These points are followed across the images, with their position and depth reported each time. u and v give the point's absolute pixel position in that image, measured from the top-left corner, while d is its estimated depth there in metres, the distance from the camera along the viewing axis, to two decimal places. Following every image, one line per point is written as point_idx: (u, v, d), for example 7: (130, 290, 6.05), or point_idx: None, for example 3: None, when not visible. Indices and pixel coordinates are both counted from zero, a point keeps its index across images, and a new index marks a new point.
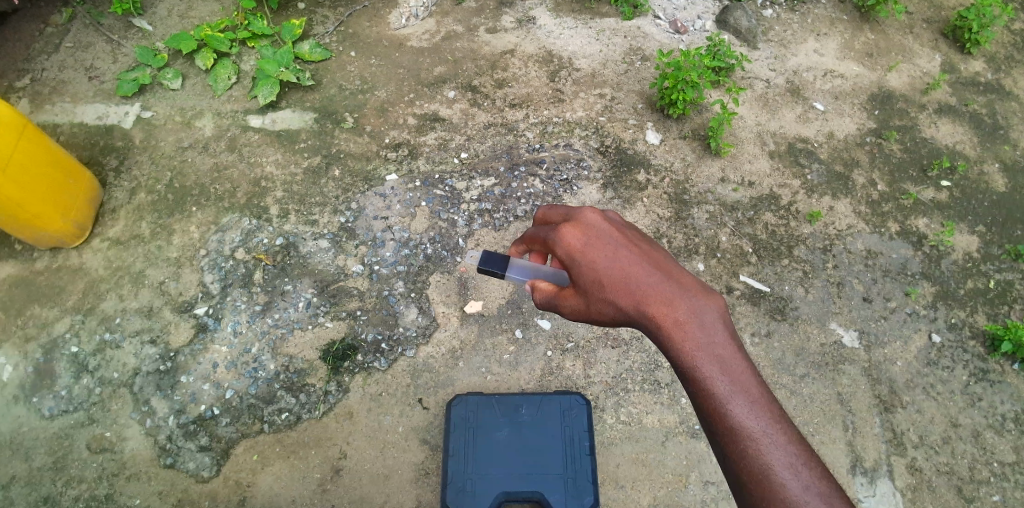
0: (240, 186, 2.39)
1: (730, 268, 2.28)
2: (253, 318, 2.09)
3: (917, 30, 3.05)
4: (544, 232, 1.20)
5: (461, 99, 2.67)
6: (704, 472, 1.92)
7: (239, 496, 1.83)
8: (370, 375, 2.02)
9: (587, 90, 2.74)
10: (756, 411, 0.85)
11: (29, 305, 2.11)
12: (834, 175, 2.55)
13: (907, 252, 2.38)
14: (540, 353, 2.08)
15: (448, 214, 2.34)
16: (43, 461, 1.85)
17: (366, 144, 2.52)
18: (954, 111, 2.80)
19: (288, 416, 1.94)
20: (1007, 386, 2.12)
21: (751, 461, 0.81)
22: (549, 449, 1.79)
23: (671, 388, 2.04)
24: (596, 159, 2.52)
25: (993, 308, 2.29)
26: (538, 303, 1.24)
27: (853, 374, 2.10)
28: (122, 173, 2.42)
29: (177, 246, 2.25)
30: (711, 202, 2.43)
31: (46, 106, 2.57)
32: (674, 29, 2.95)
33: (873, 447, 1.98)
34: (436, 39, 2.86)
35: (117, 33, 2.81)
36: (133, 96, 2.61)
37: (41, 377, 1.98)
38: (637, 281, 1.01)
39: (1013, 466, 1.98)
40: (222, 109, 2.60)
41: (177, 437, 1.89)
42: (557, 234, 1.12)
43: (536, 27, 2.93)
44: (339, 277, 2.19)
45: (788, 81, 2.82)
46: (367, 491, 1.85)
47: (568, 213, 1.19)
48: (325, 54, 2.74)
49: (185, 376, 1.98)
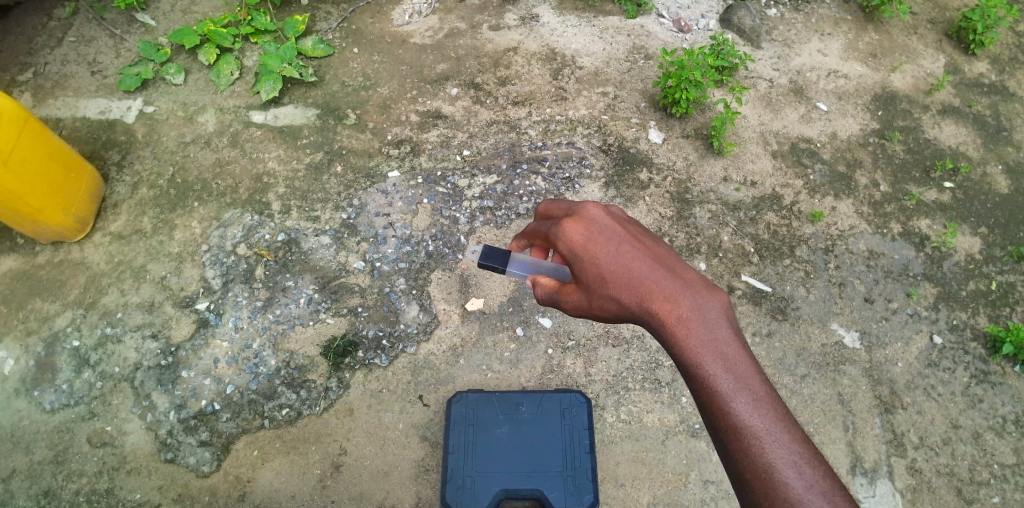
0: (242, 182, 2.39)
1: (732, 268, 2.27)
2: (254, 314, 2.09)
3: (922, 30, 3.04)
4: (545, 227, 1.20)
5: (463, 97, 2.67)
6: (704, 472, 1.92)
7: (240, 491, 1.84)
8: (371, 372, 2.02)
9: (590, 88, 2.73)
10: (760, 409, 0.84)
11: (30, 299, 2.11)
12: (836, 175, 2.55)
13: (908, 252, 2.38)
14: (540, 351, 2.08)
15: (450, 211, 2.34)
16: (43, 455, 1.86)
17: (369, 141, 2.52)
18: (957, 112, 2.79)
19: (288, 412, 1.94)
20: (1008, 387, 2.12)
21: (754, 459, 0.81)
22: (549, 447, 1.79)
23: (671, 387, 2.04)
24: (598, 158, 2.52)
25: (995, 309, 2.28)
26: (539, 298, 1.24)
27: (854, 374, 2.10)
28: (125, 167, 2.43)
29: (179, 241, 2.25)
30: (713, 201, 2.43)
31: (49, 101, 2.57)
32: (677, 28, 2.94)
33: (873, 447, 1.98)
34: (439, 36, 2.86)
35: (120, 27, 2.80)
36: (135, 91, 2.61)
37: (42, 371, 1.98)
38: (639, 277, 1.01)
39: (1013, 467, 1.98)
40: (225, 104, 2.60)
41: (178, 432, 1.89)
42: (559, 230, 1.12)
43: (539, 25, 2.92)
44: (340, 274, 2.19)
45: (792, 81, 2.82)
46: (368, 488, 1.86)
47: (570, 207, 1.18)
48: (327, 50, 2.74)
49: (185, 372, 1.98)
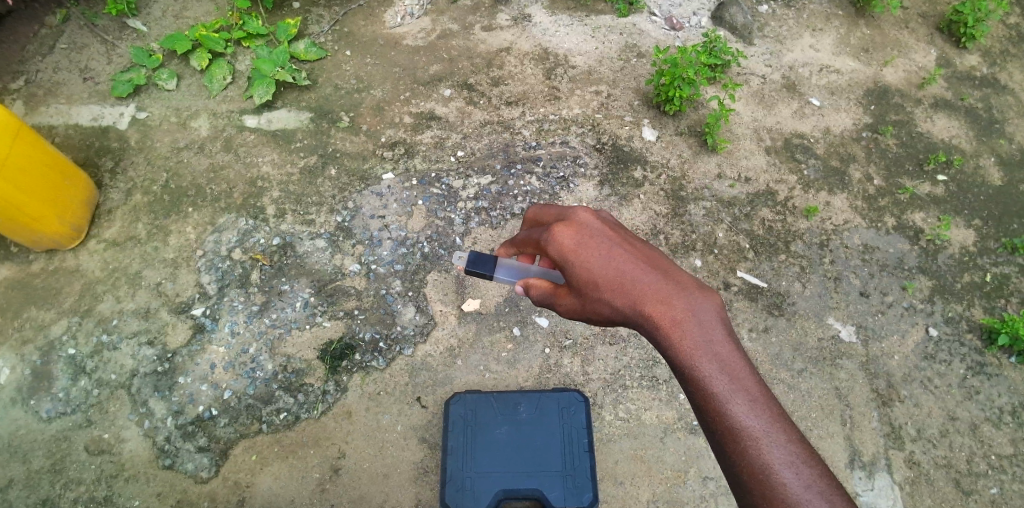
0: (237, 187, 2.39)
1: (728, 264, 2.28)
2: (251, 318, 2.09)
3: (913, 25, 3.05)
4: (536, 233, 1.19)
5: (457, 97, 2.67)
6: (703, 468, 1.93)
7: (239, 496, 1.83)
8: (368, 374, 2.02)
9: (584, 87, 2.73)
10: (756, 409, 0.84)
11: (26, 307, 2.11)
12: (830, 170, 2.56)
13: (903, 246, 2.39)
14: (538, 351, 2.08)
15: (445, 212, 2.34)
16: (41, 464, 1.85)
17: (363, 143, 2.52)
18: (950, 105, 2.80)
19: (286, 416, 1.94)
20: (1003, 379, 2.13)
21: (751, 461, 0.80)
22: (548, 446, 1.79)
23: (669, 385, 2.04)
24: (593, 156, 2.52)
25: (990, 301, 2.29)
26: (533, 302, 1.23)
27: (851, 368, 2.11)
28: (118, 174, 2.42)
29: (174, 247, 2.24)
30: (707, 198, 2.43)
31: (41, 108, 2.57)
32: (670, 26, 2.95)
33: (871, 440, 1.98)
34: (433, 38, 2.86)
35: (111, 34, 2.80)
36: (128, 97, 2.61)
37: (38, 379, 1.97)
38: (632, 279, 1.01)
39: (1011, 458, 1.99)
40: (218, 109, 2.60)
41: (176, 438, 1.89)
42: (549, 235, 1.12)
43: (531, 25, 2.92)
44: (337, 277, 2.18)
45: (784, 77, 2.82)
46: (367, 491, 1.85)
47: (560, 213, 1.19)
48: (320, 53, 2.74)
49: (183, 377, 1.98)
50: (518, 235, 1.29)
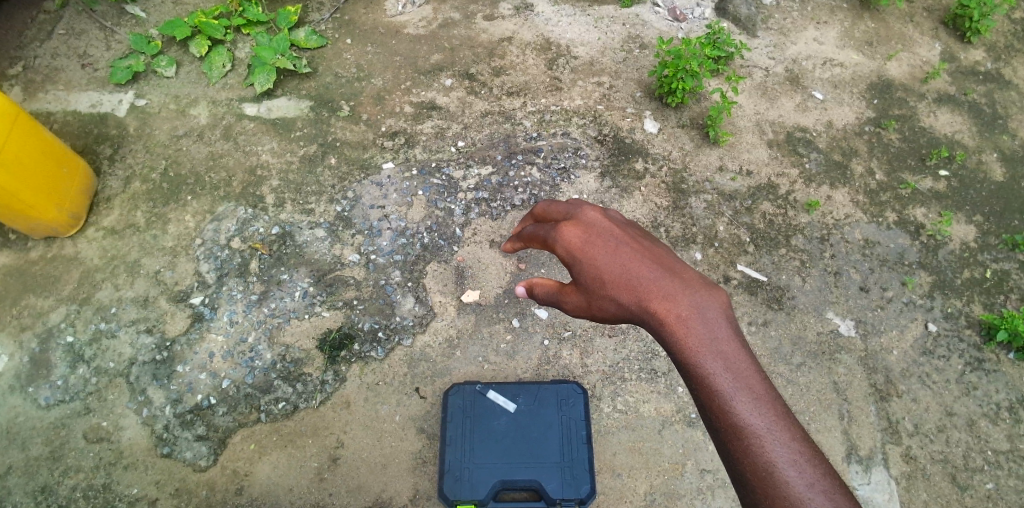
0: (235, 175, 2.37)
1: (728, 258, 2.27)
2: (249, 308, 2.08)
3: (917, 18, 3.03)
4: (544, 232, 1.21)
5: (458, 87, 2.65)
6: (700, 461, 1.93)
7: (237, 484, 1.84)
8: (367, 364, 2.02)
9: (586, 78, 2.72)
10: (760, 408, 0.80)
11: (24, 295, 2.10)
12: (832, 164, 2.55)
13: (904, 241, 2.38)
14: (536, 343, 2.08)
15: (445, 203, 2.33)
16: (39, 451, 1.85)
17: (363, 133, 2.50)
18: (953, 100, 2.79)
19: (285, 405, 1.94)
20: (1001, 375, 2.13)
21: (754, 459, 0.77)
22: (546, 438, 1.79)
23: (668, 377, 2.04)
24: (594, 148, 2.51)
25: (990, 297, 2.29)
26: (542, 302, 1.25)
27: (849, 363, 2.11)
28: (116, 161, 2.40)
29: (173, 235, 2.24)
30: (708, 191, 2.42)
31: (39, 95, 2.55)
32: (673, 17, 2.92)
33: (869, 435, 1.99)
34: (433, 27, 2.83)
35: (110, 19, 2.77)
36: (127, 84, 2.59)
37: (37, 367, 1.97)
38: (637, 276, 0.99)
39: (1007, 454, 2.00)
40: (217, 96, 2.58)
41: (174, 426, 1.89)
42: (557, 234, 1.14)
43: (533, 14, 2.90)
44: (336, 266, 2.18)
45: (787, 70, 2.80)
46: (365, 480, 1.86)
47: (569, 213, 1.20)
48: (321, 41, 2.72)
49: (181, 366, 1.98)
50: (526, 236, 1.31)
